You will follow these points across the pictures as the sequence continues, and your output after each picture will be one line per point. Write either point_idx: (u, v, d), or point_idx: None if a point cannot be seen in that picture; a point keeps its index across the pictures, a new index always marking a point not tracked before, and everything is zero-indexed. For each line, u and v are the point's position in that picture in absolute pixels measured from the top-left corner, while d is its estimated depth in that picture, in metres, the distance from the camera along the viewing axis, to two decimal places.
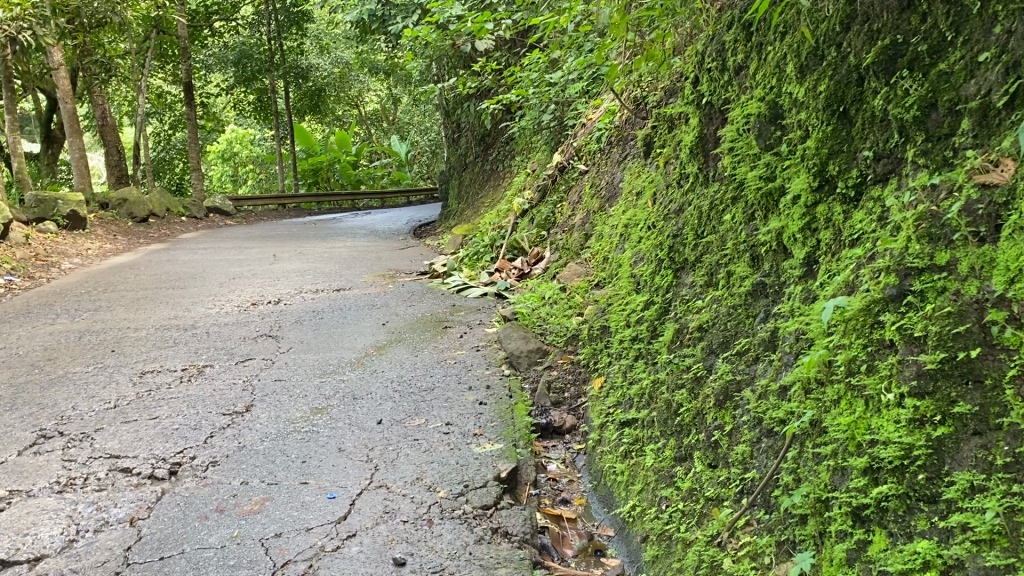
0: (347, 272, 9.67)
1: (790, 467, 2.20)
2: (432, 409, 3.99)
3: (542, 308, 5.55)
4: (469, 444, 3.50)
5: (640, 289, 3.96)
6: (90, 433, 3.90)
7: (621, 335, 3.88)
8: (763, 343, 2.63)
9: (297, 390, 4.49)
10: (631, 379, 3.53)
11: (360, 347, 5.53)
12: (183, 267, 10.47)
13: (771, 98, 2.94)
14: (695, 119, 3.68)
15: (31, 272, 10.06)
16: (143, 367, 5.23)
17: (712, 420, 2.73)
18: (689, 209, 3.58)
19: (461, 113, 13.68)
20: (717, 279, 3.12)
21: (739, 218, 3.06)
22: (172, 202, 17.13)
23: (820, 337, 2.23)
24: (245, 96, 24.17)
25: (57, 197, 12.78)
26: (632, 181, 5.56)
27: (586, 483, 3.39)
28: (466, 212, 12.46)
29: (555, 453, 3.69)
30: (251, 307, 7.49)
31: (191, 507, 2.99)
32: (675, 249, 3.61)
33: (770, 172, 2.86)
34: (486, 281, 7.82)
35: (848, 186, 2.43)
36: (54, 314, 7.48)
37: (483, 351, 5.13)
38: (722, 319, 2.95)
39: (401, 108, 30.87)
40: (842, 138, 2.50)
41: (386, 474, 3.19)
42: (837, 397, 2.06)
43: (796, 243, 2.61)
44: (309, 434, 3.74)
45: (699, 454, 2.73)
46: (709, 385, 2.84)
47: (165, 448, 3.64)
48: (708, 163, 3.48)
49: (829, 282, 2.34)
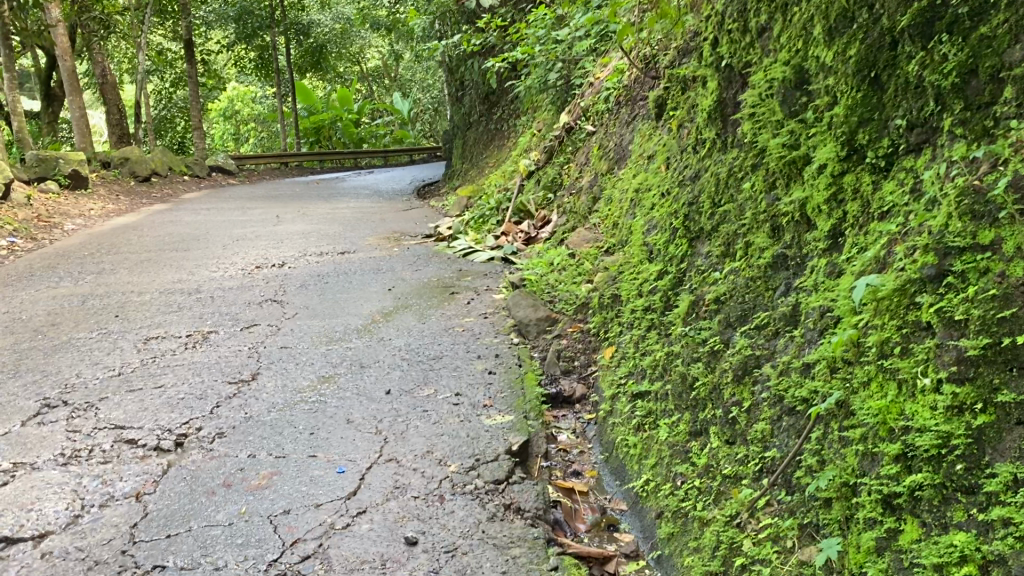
0: (351, 234, 9.57)
1: (814, 448, 2.13)
2: (441, 379, 3.93)
3: (550, 274, 5.47)
4: (479, 416, 3.44)
5: (652, 257, 3.88)
6: (94, 402, 3.84)
7: (633, 304, 3.80)
8: (784, 317, 2.54)
9: (303, 358, 4.43)
10: (644, 350, 3.46)
11: (366, 313, 5.46)
12: (185, 228, 10.39)
13: (795, 63, 2.82)
14: (714, 83, 3.56)
15: (33, 233, 9.98)
16: (147, 333, 5.17)
17: (730, 395, 2.65)
18: (706, 176, 3.48)
19: (465, 71, 13.47)
20: (735, 250, 3.03)
21: (759, 188, 2.96)
22: (174, 161, 16.97)
23: (848, 315, 2.15)
24: (246, 54, 23.87)
25: (58, 156, 12.66)
26: (643, 144, 5.45)
27: (597, 454, 3.33)
28: (471, 172, 12.33)
29: (565, 423, 3.63)
30: (256, 270, 7.41)
31: (198, 482, 2.93)
32: (690, 218, 3.51)
33: (793, 140, 2.76)
34: (492, 244, 7.74)
35: (878, 156, 2.33)
36: (57, 277, 7.41)
37: (491, 318, 5.06)
38: (740, 291, 2.87)
39: (404, 65, 30.52)
40: (872, 105, 2.39)
41: (396, 447, 3.13)
42: (867, 379, 1.99)
43: (820, 214, 2.52)
44: (316, 405, 3.68)
45: (715, 430, 2.66)
46: (726, 359, 2.76)
47: (170, 419, 3.58)
48: (727, 128, 3.38)
49: (857, 257, 2.25)
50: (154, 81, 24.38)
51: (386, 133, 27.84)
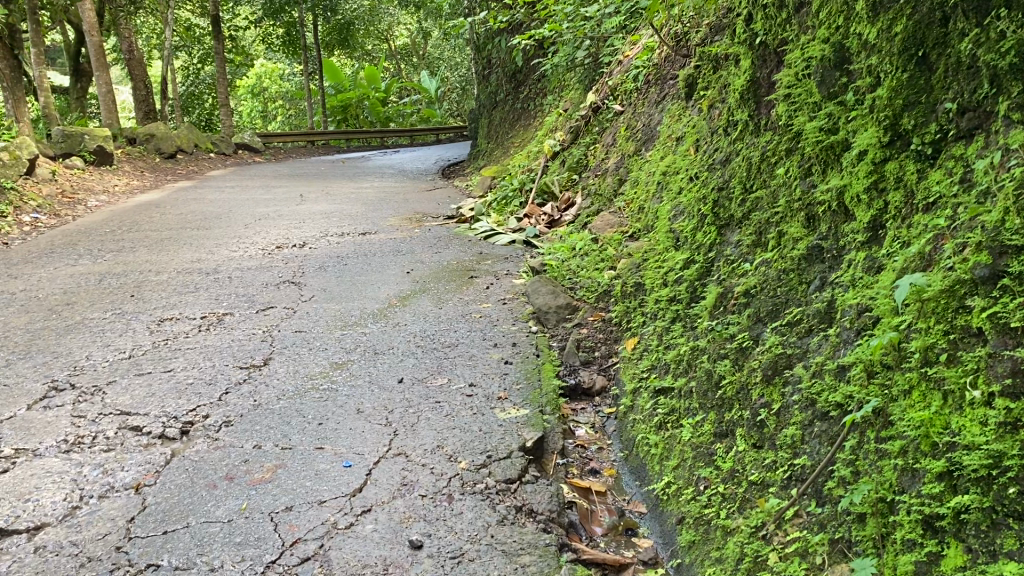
0: (372, 214, 9.47)
1: (849, 458, 1.97)
2: (456, 368, 3.80)
3: (572, 260, 5.32)
4: (493, 408, 3.31)
5: (678, 245, 3.71)
6: (102, 386, 3.76)
7: (658, 294, 3.64)
8: (818, 314, 2.39)
9: (317, 343, 4.32)
10: (667, 342, 3.30)
11: (383, 296, 5.35)
12: (209, 206, 10.33)
13: (835, 40, 2.63)
14: (747, 63, 3.37)
15: (57, 209, 9.97)
16: (163, 314, 5.08)
17: (758, 396, 2.50)
18: (737, 160, 3.29)
19: (493, 49, 13.27)
20: (767, 240, 2.86)
21: (793, 174, 2.79)
22: (200, 138, 16.95)
23: (888, 316, 1.98)
24: (274, 30, 23.76)
25: (84, 132, 12.63)
26: (672, 125, 5.26)
27: (616, 451, 3.20)
28: (496, 152, 12.18)
29: (583, 417, 3.50)
30: (276, 250, 7.32)
31: (199, 474, 2.83)
32: (720, 204, 3.34)
33: (832, 124, 2.57)
34: (515, 226, 7.59)
35: (924, 143, 2.15)
36: (77, 254, 7.37)
37: (511, 304, 4.93)
38: (771, 285, 2.71)
39: (431, 42, 30.30)
40: (920, 87, 2.21)
41: (405, 441, 3.01)
42: (909, 387, 1.83)
43: (859, 205, 2.35)
44: (327, 393, 3.57)
45: (742, 432, 2.51)
46: (755, 357, 2.61)
47: (177, 405, 3.49)
48: (761, 111, 3.19)
49: (900, 252, 2.08)
50: (182, 57, 24.37)
51: (413, 112, 27.70)
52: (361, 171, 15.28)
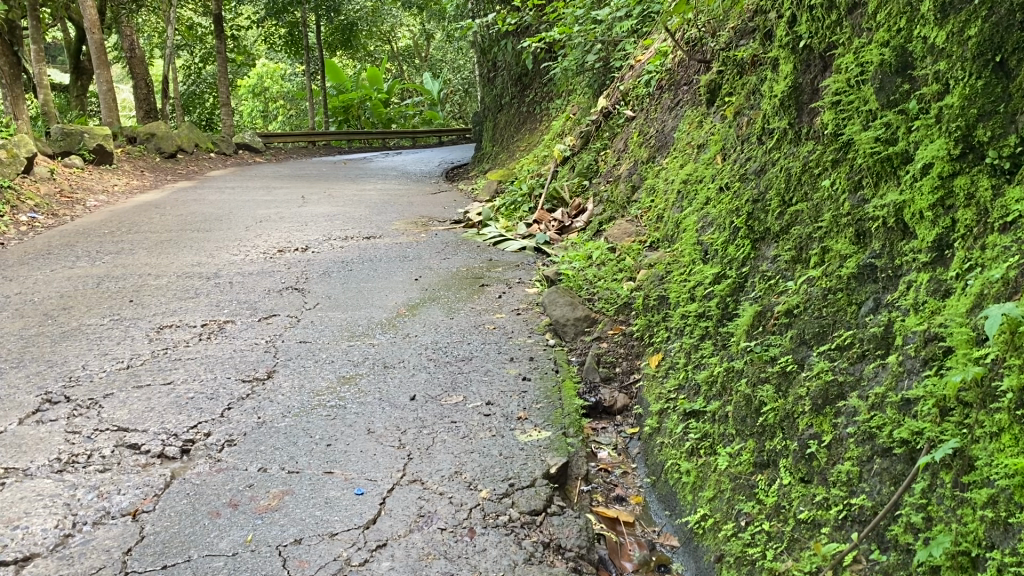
0: (377, 217, 9.29)
1: (919, 503, 1.80)
2: (471, 385, 3.61)
3: (588, 269, 5.13)
4: (513, 430, 3.13)
5: (707, 258, 3.53)
6: (98, 399, 3.57)
7: (684, 309, 3.46)
8: (873, 339, 2.21)
9: (324, 355, 4.13)
10: (696, 362, 3.12)
11: (391, 304, 5.17)
12: (209, 207, 10.16)
13: (897, 43, 2.47)
14: (788, 68, 3.20)
15: (55, 208, 9.78)
16: (162, 321, 4.90)
17: (806, 426, 2.32)
18: (774, 171, 3.12)
19: (499, 51, 13.11)
20: (810, 256, 2.68)
21: (841, 186, 2.61)
22: (201, 138, 16.77)
23: (970, 347, 1.81)
24: (277, 30, 23.60)
25: (84, 130, 12.46)
26: (691, 131, 5.09)
27: (642, 477, 3.01)
28: (502, 155, 12.02)
29: (605, 438, 3.32)
30: (279, 254, 7.13)
31: (201, 500, 2.65)
32: (754, 216, 3.16)
33: (890, 134, 2.40)
34: (524, 233, 7.42)
35: (1001, 156, 1.98)
36: (76, 256, 7.18)
37: (525, 315, 4.74)
38: (816, 304, 2.53)
39: (434, 45, 30.20)
40: (997, 95, 2.04)
41: (421, 466, 2.83)
42: (997, 430, 1.66)
43: (923, 223, 2.18)
44: (335, 410, 3.38)
45: (787, 465, 2.33)
46: (802, 382, 2.42)
47: (177, 421, 3.30)
48: (803, 118, 3.02)
49: (975, 277, 1.91)
50: (183, 56, 24.21)
51: (415, 114, 27.58)
52: (365, 172, 15.07)
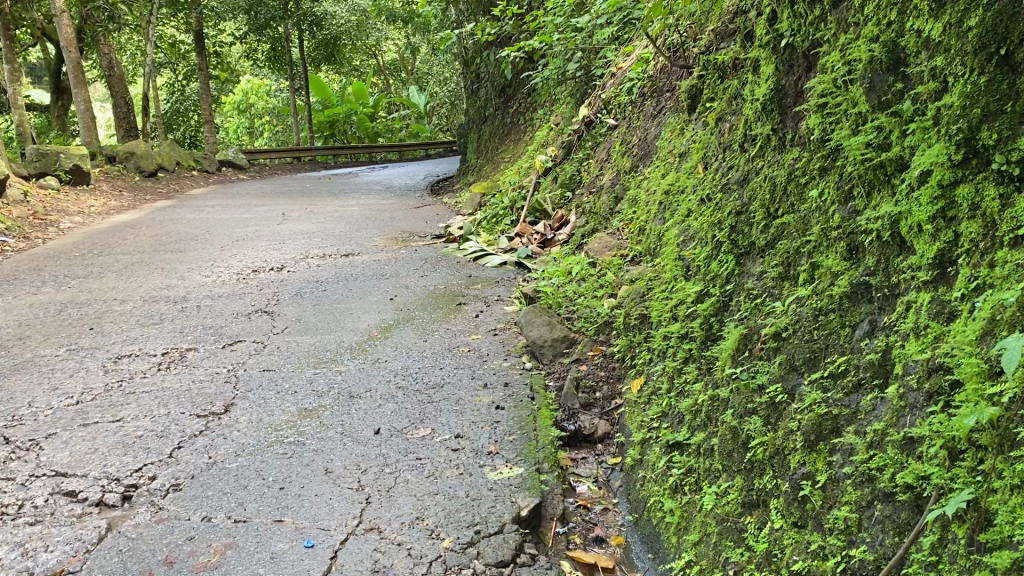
0: (357, 234, 9.04)
1: (928, 560, 1.57)
2: (440, 416, 3.37)
3: (568, 286, 4.90)
4: (483, 467, 2.89)
5: (689, 274, 3.30)
6: (40, 441, 3.31)
7: (666, 329, 3.23)
8: (870, 367, 1.98)
9: (286, 385, 3.88)
10: (679, 389, 2.88)
11: (363, 327, 4.93)
12: (186, 226, 9.90)
13: (888, 37, 2.25)
14: (770, 70, 2.99)
15: (27, 231, 9.50)
16: (121, 350, 4.63)
17: (798, 464, 2.08)
18: (758, 181, 2.90)
19: (481, 63, 12.92)
20: (798, 273, 2.46)
21: (829, 196, 2.39)
22: (182, 156, 16.52)
23: (979, 382, 1.61)
24: (260, 46, 23.38)
25: (59, 150, 12.19)
26: (673, 139, 4.86)
27: (624, 514, 2.76)
28: (486, 167, 11.80)
29: (585, 470, 3.09)
30: (252, 274, 6.89)
31: (134, 557, 2.40)
32: (738, 230, 2.94)
33: (882, 139, 2.18)
34: (506, 246, 7.19)
35: (1009, 161, 1.76)
36: (42, 281, 6.92)
37: (502, 337, 4.50)
38: (807, 327, 2.30)
39: (420, 57, 30.04)
40: (1002, 92, 1.83)
41: (379, 511, 2.59)
42: (1018, 482, 1.45)
43: (920, 237, 1.96)
44: (293, 447, 3.14)
45: (778, 508, 2.09)
46: (792, 414, 2.18)
47: (121, 464, 3.05)
48: (787, 123, 2.81)
49: (984, 298, 1.69)
50: (168, 74, 23.95)
51: (402, 127, 27.32)
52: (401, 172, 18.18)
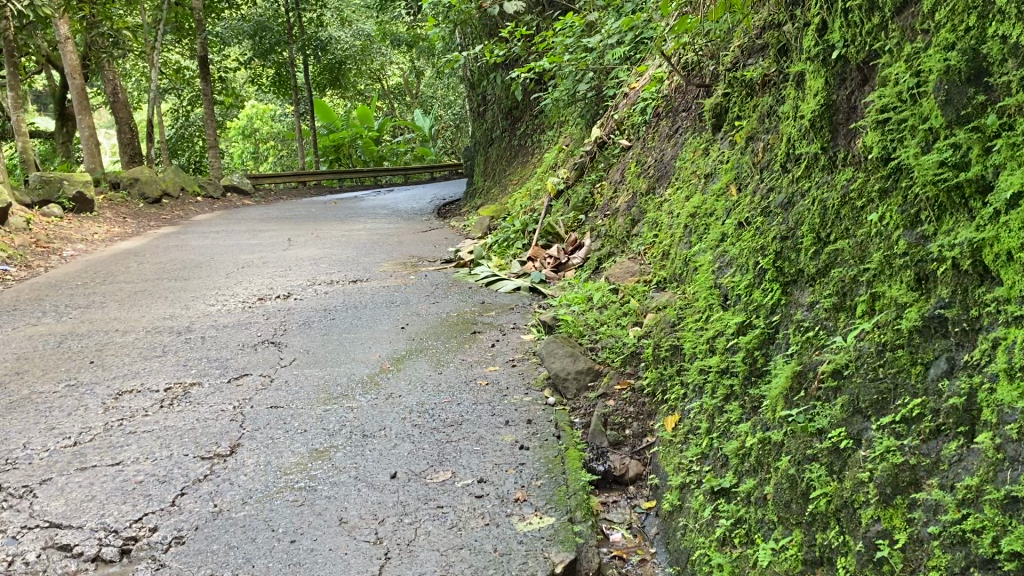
0: (364, 259, 8.86)
1: None
2: (461, 457, 3.16)
3: (588, 313, 4.69)
4: (510, 516, 2.68)
5: (726, 303, 3.09)
6: (33, 487, 3.10)
7: (702, 362, 3.01)
8: (954, 412, 1.77)
9: (295, 423, 3.67)
10: (721, 429, 2.66)
11: (374, 359, 4.71)
12: (191, 253, 9.73)
13: (967, 45, 2.05)
14: (819, 86, 2.80)
15: (29, 260, 9.32)
16: (122, 385, 4.43)
17: (871, 521, 1.86)
18: (805, 204, 2.71)
19: (487, 85, 12.80)
20: (857, 304, 2.25)
21: (892, 221, 2.20)
22: (188, 182, 16.38)
23: None
24: (265, 71, 23.31)
25: (63, 177, 12.01)
26: (696, 159, 4.67)
27: (663, 566, 2.54)
28: (493, 189, 11.65)
29: (617, 515, 2.86)
30: (258, 303, 6.69)
31: None
32: (783, 256, 2.73)
33: (960, 157, 1.98)
34: (518, 271, 6.99)
35: None
36: (42, 312, 6.72)
37: (522, 368, 4.29)
38: (873, 364, 2.08)
39: (424, 82, 30.03)
40: None
41: (400, 569, 2.38)
42: None
43: (1011, 266, 1.75)
44: (304, 493, 2.92)
45: (848, 570, 1.87)
46: (861, 463, 1.96)
47: (119, 514, 2.83)
48: (838, 142, 2.61)
49: None
50: (173, 100, 23.88)
51: (407, 150, 27.27)
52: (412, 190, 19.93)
